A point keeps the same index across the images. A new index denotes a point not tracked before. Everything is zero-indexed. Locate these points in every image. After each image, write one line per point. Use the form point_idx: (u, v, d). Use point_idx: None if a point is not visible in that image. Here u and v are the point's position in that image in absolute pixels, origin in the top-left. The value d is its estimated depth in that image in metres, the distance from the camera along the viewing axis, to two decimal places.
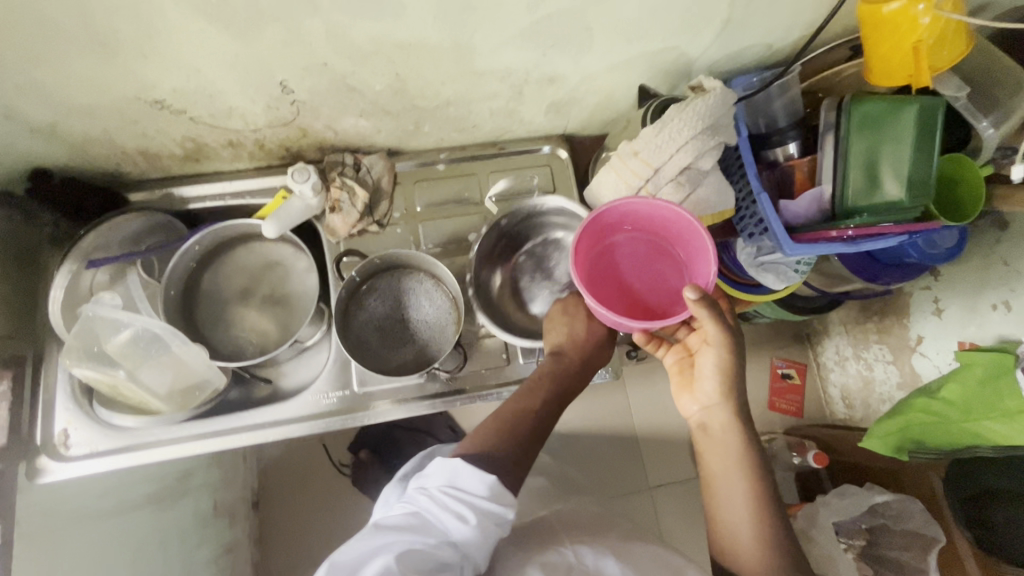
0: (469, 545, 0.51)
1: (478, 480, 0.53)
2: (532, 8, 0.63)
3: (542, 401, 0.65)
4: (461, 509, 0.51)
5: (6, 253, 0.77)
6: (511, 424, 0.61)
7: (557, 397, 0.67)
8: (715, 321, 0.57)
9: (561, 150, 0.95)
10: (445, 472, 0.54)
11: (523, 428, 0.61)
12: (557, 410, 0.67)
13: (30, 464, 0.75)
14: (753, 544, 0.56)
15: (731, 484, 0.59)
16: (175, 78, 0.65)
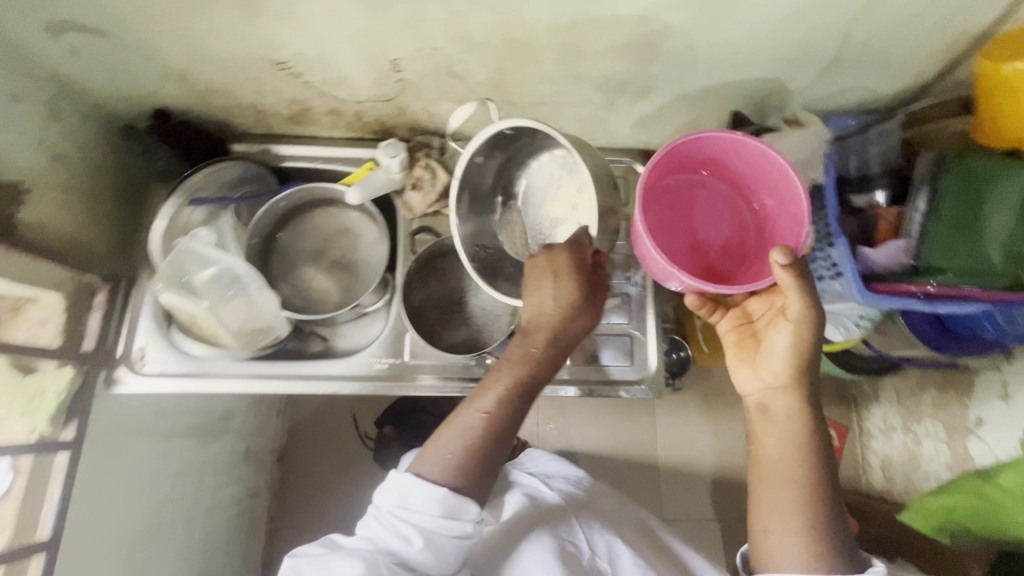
0: (424, 558, 0.57)
1: (428, 497, 0.58)
2: (644, 21, 0.65)
3: (503, 404, 0.64)
4: (411, 529, 0.57)
5: (117, 180, 0.86)
6: (471, 436, 0.62)
7: (523, 390, 0.65)
8: (802, 295, 0.61)
9: (639, 165, 0.96)
10: (395, 492, 0.59)
11: (480, 440, 0.62)
12: (524, 403, 0.65)
13: (108, 374, 0.81)
14: (793, 523, 0.60)
15: (783, 463, 0.63)
16: (301, 42, 0.70)
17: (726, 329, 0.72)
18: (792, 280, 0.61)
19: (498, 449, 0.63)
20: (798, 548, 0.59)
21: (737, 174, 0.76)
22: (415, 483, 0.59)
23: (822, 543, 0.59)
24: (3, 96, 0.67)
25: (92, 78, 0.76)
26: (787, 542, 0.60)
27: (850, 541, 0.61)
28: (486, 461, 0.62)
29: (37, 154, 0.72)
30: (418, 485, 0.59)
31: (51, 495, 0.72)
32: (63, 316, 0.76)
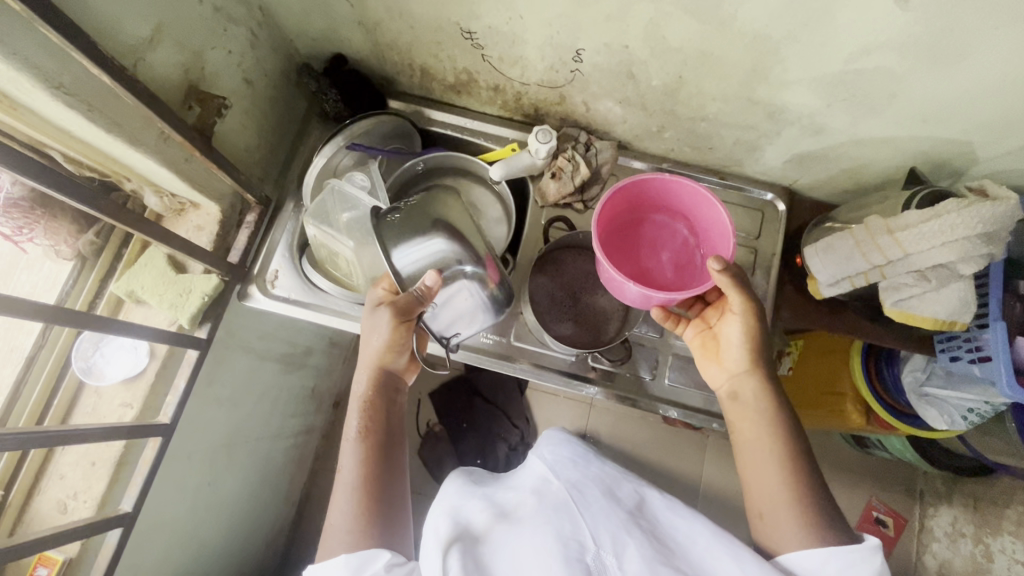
0: None
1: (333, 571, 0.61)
2: (851, 58, 0.63)
3: (363, 456, 0.68)
4: None
5: (284, 113, 0.92)
6: (352, 493, 0.66)
7: (373, 433, 0.70)
8: (741, 292, 0.67)
9: (780, 203, 0.94)
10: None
11: (361, 491, 0.66)
12: (380, 444, 0.70)
13: (244, 288, 0.86)
14: (781, 497, 0.64)
15: (759, 444, 0.67)
16: (497, 17, 0.72)
17: (690, 336, 0.77)
18: (728, 281, 0.67)
19: (381, 481, 0.68)
20: (791, 517, 0.62)
21: (663, 203, 0.81)
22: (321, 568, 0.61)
23: (812, 506, 0.62)
24: (224, 16, 0.73)
25: (293, 14, 0.81)
26: (779, 516, 0.63)
27: (835, 501, 0.64)
28: (376, 497, 0.66)
29: (235, 74, 0.78)
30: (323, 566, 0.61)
31: (176, 385, 0.78)
32: (216, 227, 0.82)
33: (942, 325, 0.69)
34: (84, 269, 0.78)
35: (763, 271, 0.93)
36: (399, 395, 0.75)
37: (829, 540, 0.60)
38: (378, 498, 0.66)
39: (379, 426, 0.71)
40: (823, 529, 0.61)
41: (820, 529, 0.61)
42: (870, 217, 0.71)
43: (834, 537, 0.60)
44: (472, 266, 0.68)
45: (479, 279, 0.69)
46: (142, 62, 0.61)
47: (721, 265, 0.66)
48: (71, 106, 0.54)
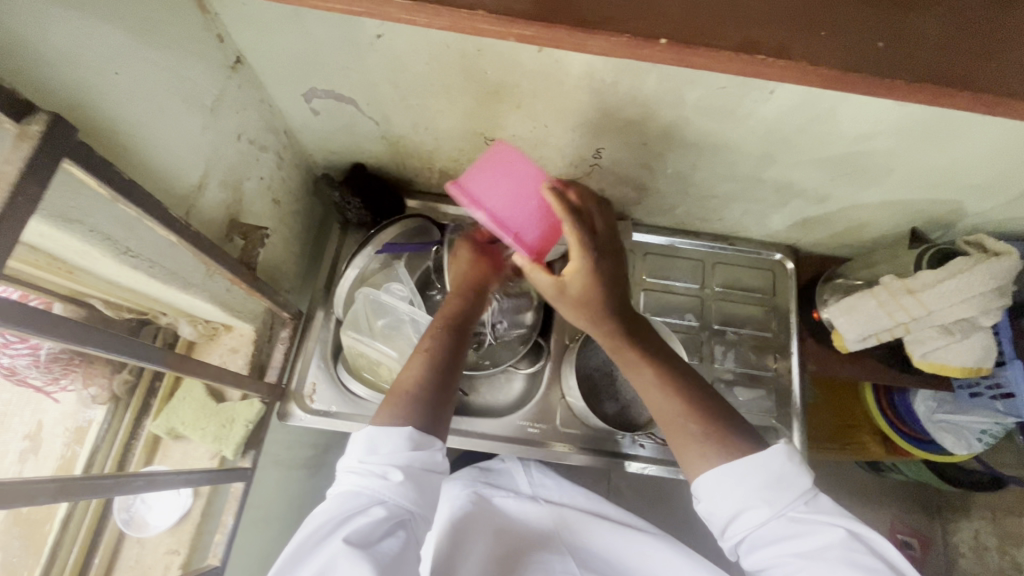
0: (401, 492, 0.57)
1: (388, 439, 0.59)
2: (853, 142, 0.70)
3: (444, 342, 0.69)
4: (386, 467, 0.58)
5: (304, 223, 0.93)
6: (427, 370, 0.66)
7: (454, 323, 0.71)
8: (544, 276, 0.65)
9: (788, 262, 0.99)
10: (360, 444, 0.60)
11: (421, 375, 0.66)
12: (461, 336, 0.70)
13: (283, 406, 0.84)
14: (675, 419, 0.61)
15: (646, 392, 0.64)
16: (523, 127, 0.76)
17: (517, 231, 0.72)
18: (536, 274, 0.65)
19: (451, 373, 0.67)
20: (697, 440, 0.59)
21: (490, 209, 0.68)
22: (379, 430, 0.60)
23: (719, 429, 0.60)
24: (256, 147, 0.74)
25: (316, 134, 0.84)
26: (689, 448, 0.60)
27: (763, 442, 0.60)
28: (438, 387, 0.65)
29: (265, 198, 0.79)
30: (380, 433, 0.59)
31: (223, 522, 0.73)
32: (251, 347, 0.81)
33: (970, 371, 0.74)
34: (117, 411, 0.75)
35: (783, 326, 0.97)
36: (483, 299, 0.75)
37: (737, 457, 0.58)
38: (440, 383, 0.65)
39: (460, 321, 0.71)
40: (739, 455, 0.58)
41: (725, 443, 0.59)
42: (888, 278, 0.75)
43: (746, 452, 0.58)
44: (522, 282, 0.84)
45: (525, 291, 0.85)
46: (193, 208, 0.62)
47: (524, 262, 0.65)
48: (134, 266, 0.54)
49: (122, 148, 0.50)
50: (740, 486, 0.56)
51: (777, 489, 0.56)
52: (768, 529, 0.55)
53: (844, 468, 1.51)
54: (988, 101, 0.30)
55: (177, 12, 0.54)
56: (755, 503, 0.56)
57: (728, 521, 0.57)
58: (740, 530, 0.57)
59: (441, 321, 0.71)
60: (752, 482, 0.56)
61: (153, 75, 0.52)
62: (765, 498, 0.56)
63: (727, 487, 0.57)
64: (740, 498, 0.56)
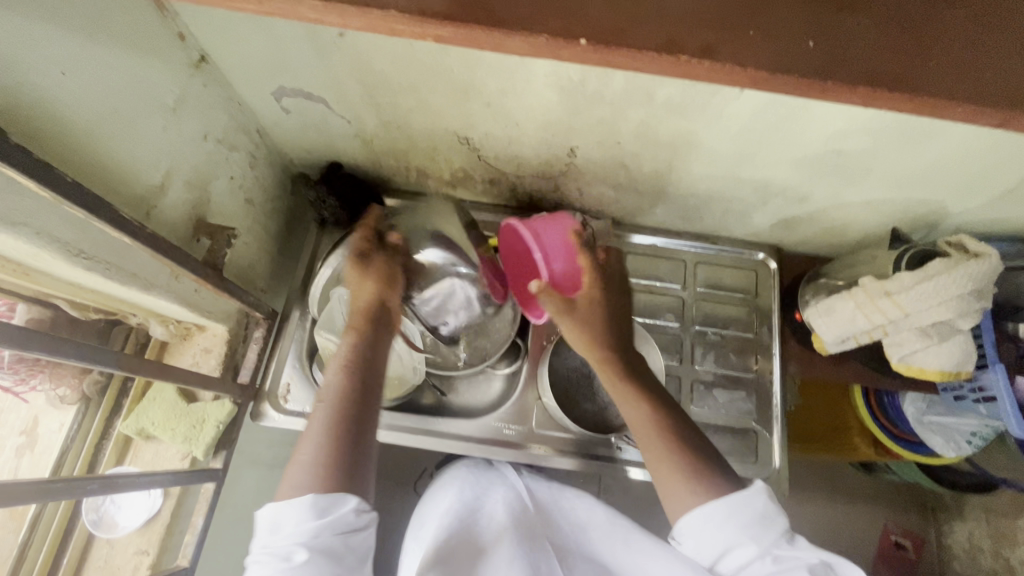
0: (310, 568, 0.51)
1: (292, 516, 0.53)
2: (827, 141, 0.68)
3: (346, 391, 0.61)
4: (290, 546, 0.52)
5: (281, 222, 0.93)
6: (326, 428, 0.58)
7: (353, 364, 0.63)
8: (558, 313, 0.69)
9: (771, 261, 0.98)
10: (266, 524, 0.54)
11: (331, 426, 0.58)
12: (365, 377, 0.62)
13: (257, 406, 0.83)
14: (659, 452, 0.61)
15: (639, 428, 0.64)
16: (494, 125, 0.75)
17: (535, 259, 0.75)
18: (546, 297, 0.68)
19: (360, 421, 0.59)
20: (678, 469, 0.59)
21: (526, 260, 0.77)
22: (281, 505, 0.54)
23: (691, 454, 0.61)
24: (225, 146, 0.74)
25: (290, 133, 0.83)
26: (675, 487, 0.59)
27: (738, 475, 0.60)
28: (345, 442, 0.57)
29: (236, 198, 0.78)
30: (285, 506, 0.53)
31: (194, 523, 0.73)
32: (224, 347, 0.81)
33: (948, 375, 0.72)
34: (88, 411, 0.75)
35: (765, 327, 0.96)
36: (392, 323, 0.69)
37: (718, 496, 0.57)
38: (355, 434, 0.58)
39: (362, 361, 0.64)
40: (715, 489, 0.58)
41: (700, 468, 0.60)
42: (866, 279, 0.74)
43: (717, 486, 0.58)
44: (465, 268, 0.75)
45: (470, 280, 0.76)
46: (154, 210, 0.62)
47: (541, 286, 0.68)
48: (89, 269, 0.54)
49: (73, 150, 0.50)
50: (726, 526, 0.55)
51: (762, 526, 0.56)
52: (753, 568, 0.55)
53: (836, 468, 1.50)
54: (923, 103, 0.29)
55: (131, 12, 0.53)
56: (741, 541, 0.55)
57: (715, 561, 0.57)
58: (727, 570, 0.56)
59: (345, 362, 0.63)
60: (738, 521, 0.56)
61: (106, 76, 0.52)
62: (751, 534, 0.55)
63: (713, 527, 0.56)
64: (725, 538, 0.56)
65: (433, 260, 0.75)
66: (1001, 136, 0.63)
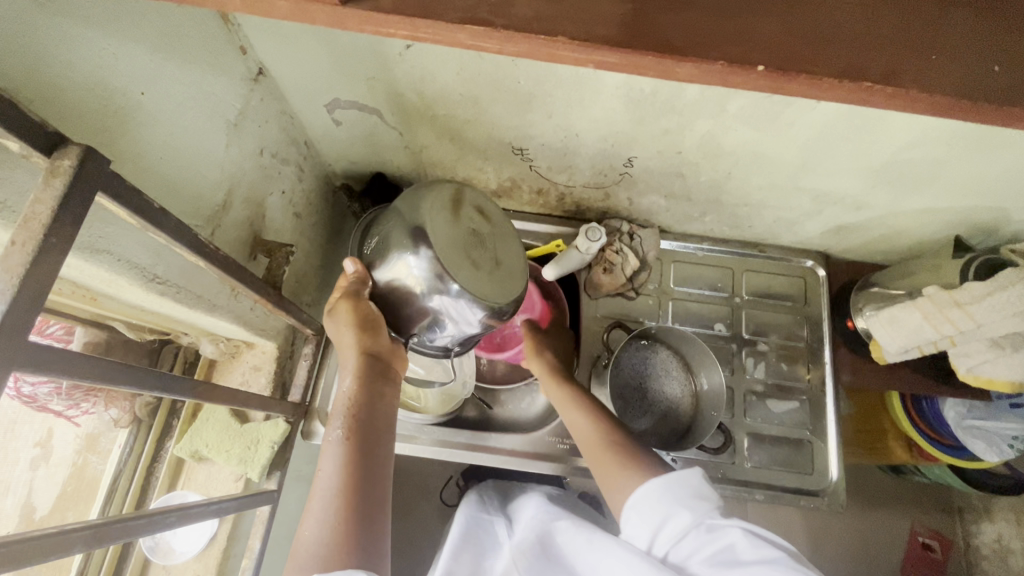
0: None
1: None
2: (899, 151, 0.67)
3: (348, 458, 0.53)
4: None
5: (324, 235, 0.91)
6: (335, 503, 0.51)
7: (353, 425, 0.56)
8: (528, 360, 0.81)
9: (820, 269, 0.97)
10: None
11: (343, 498, 0.51)
12: (370, 437, 0.56)
13: (307, 425, 0.81)
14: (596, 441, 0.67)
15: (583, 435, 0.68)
16: (552, 136, 0.73)
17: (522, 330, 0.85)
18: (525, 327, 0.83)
19: (362, 486, 0.52)
20: (612, 457, 0.64)
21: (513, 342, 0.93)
22: None
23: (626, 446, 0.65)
24: (278, 160, 0.72)
25: (337, 145, 0.81)
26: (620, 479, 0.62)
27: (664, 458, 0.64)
28: (350, 516, 0.50)
29: (286, 212, 0.77)
30: None
31: (250, 547, 0.71)
32: (274, 365, 0.79)
33: (1017, 386, 0.72)
34: (140, 434, 0.74)
35: (815, 335, 0.95)
36: (389, 373, 0.61)
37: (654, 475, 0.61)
38: (372, 503, 0.52)
39: (364, 421, 0.56)
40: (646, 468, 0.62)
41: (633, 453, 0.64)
42: (932, 289, 0.73)
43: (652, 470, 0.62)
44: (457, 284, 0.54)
45: (468, 297, 0.54)
46: (217, 229, 0.60)
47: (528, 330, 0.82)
48: (162, 293, 0.52)
49: (149, 172, 0.48)
50: (663, 498, 0.58)
51: (697, 500, 0.57)
52: (689, 539, 0.55)
53: (865, 472, 1.48)
54: None
55: (201, 26, 0.51)
56: (677, 511, 0.57)
57: (655, 537, 0.57)
58: (666, 544, 0.56)
59: (346, 426, 0.56)
60: (674, 494, 0.58)
61: (178, 93, 0.50)
62: (686, 504, 0.57)
63: (650, 498, 0.58)
64: (667, 514, 0.57)
65: (410, 279, 0.55)
66: None
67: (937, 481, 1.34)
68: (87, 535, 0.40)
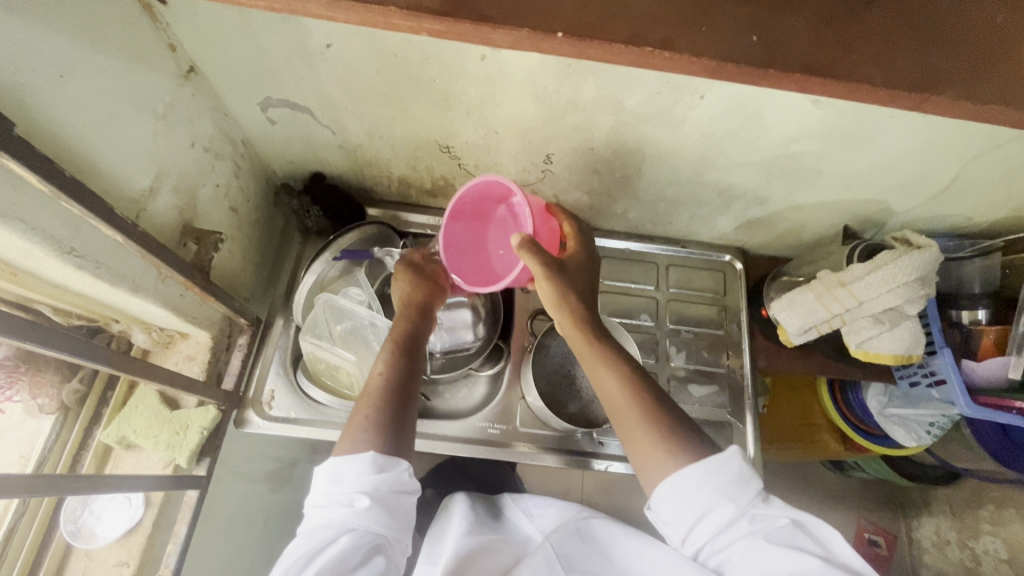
0: (375, 514, 0.56)
1: (352, 464, 0.57)
2: (782, 146, 0.74)
3: (393, 364, 0.67)
4: (351, 494, 0.56)
5: (264, 234, 0.94)
6: (379, 397, 0.63)
7: (406, 346, 0.69)
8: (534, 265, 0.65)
9: (737, 263, 1.04)
10: (325, 476, 0.58)
11: (387, 393, 0.63)
12: (412, 355, 0.69)
13: (240, 414, 0.84)
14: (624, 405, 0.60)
15: (608, 391, 0.62)
16: (473, 134, 0.79)
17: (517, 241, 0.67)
18: (524, 254, 0.66)
19: (409, 392, 0.65)
20: (645, 428, 0.58)
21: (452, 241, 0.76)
22: (343, 457, 0.58)
23: (658, 415, 0.59)
24: (211, 155, 0.75)
25: (274, 145, 0.85)
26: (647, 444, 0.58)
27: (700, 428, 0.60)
28: (394, 407, 0.63)
29: (221, 206, 0.80)
30: (341, 459, 0.58)
31: (178, 531, 0.73)
32: (207, 354, 0.81)
33: (901, 359, 0.78)
34: (66, 421, 0.74)
35: (734, 324, 1.01)
36: (427, 320, 0.75)
37: (691, 458, 0.56)
38: (400, 404, 0.63)
39: (408, 343, 0.70)
40: (692, 445, 0.57)
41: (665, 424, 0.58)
42: (823, 272, 0.80)
43: (698, 451, 0.56)
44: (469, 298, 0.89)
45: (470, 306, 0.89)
46: (143, 213, 0.63)
47: (519, 239, 0.66)
48: (81, 267, 0.54)
49: (66, 151, 0.51)
50: (702, 489, 0.54)
51: (739, 487, 0.54)
52: (734, 529, 0.54)
53: (808, 467, 1.54)
54: (848, 89, 0.33)
55: (123, 19, 0.55)
56: (719, 503, 0.54)
57: (693, 525, 0.55)
58: (705, 533, 0.54)
59: (392, 344, 0.69)
60: (716, 483, 0.54)
61: (100, 80, 0.54)
62: (728, 495, 0.54)
63: (688, 491, 0.54)
64: (703, 502, 0.54)
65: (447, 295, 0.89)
66: (934, 137, 0.69)
67: (871, 473, 1.39)
68: (21, 484, 0.50)
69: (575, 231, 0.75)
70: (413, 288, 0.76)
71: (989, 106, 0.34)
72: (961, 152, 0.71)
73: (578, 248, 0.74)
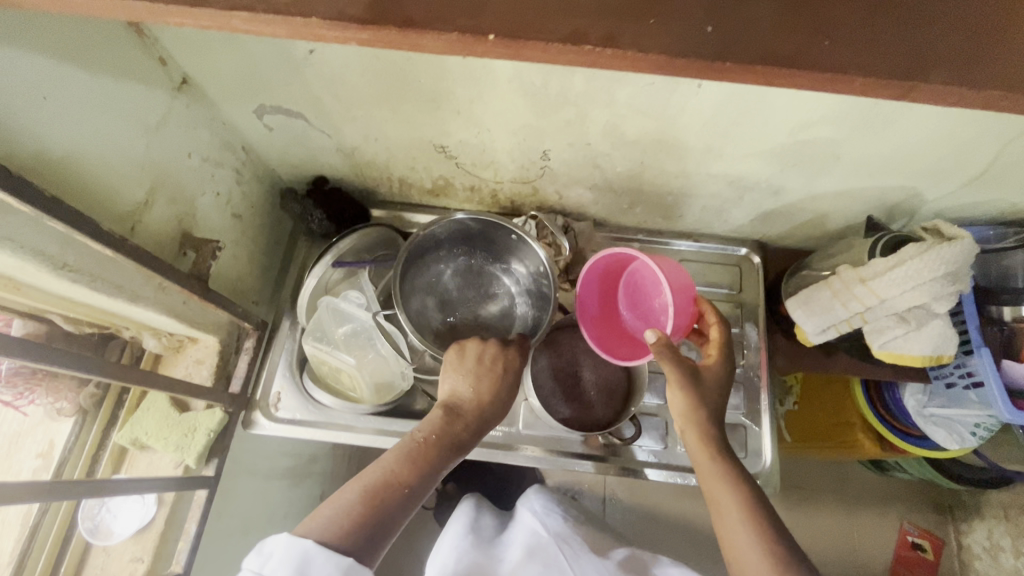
0: None
1: (326, 561, 0.50)
2: (791, 134, 0.69)
3: (403, 462, 0.60)
4: None
5: (271, 238, 0.96)
6: (367, 498, 0.56)
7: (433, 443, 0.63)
8: (673, 366, 0.64)
9: (755, 257, 0.98)
10: (290, 562, 0.49)
11: (383, 496, 0.57)
12: (433, 458, 0.62)
13: (248, 415, 0.86)
14: (738, 526, 0.55)
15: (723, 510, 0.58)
16: (467, 133, 0.77)
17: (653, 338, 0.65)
18: (662, 354, 0.64)
19: (407, 497, 0.58)
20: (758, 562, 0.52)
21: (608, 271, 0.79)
22: (318, 547, 0.51)
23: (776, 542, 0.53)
24: (210, 163, 0.77)
25: (275, 152, 0.86)
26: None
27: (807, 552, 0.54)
28: (379, 515, 0.56)
29: (223, 213, 0.81)
30: (309, 554, 0.50)
31: (188, 529, 0.76)
32: (215, 358, 0.83)
33: (930, 360, 0.72)
34: (85, 423, 0.78)
35: (751, 321, 0.96)
36: (465, 417, 0.67)
37: None
38: (391, 513, 0.57)
39: (435, 441, 0.63)
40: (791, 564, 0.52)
41: (782, 560, 0.52)
42: (841, 267, 0.74)
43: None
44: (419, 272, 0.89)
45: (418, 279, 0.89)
46: (139, 224, 0.65)
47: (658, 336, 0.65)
48: (74, 281, 0.57)
49: (54, 175, 0.53)
50: None
51: None
52: None
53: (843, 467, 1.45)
54: (817, 80, 0.31)
55: (111, 37, 0.57)
56: None
57: None
58: None
59: (416, 439, 0.63)
60: None
61: (86, 99, 0.55)
62: None
63: None
64: None
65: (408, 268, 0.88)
66: (964, 120, 0.63)
67: (913, 476, 1.29)
68: (26, 490, 0.53)
69: (718, 340, 0.70)
70: (466, 376, 0.70)
71: (991, 91, 0.30)
72: (999, 134, 0.64)
73: (717, 360, 0.69)
